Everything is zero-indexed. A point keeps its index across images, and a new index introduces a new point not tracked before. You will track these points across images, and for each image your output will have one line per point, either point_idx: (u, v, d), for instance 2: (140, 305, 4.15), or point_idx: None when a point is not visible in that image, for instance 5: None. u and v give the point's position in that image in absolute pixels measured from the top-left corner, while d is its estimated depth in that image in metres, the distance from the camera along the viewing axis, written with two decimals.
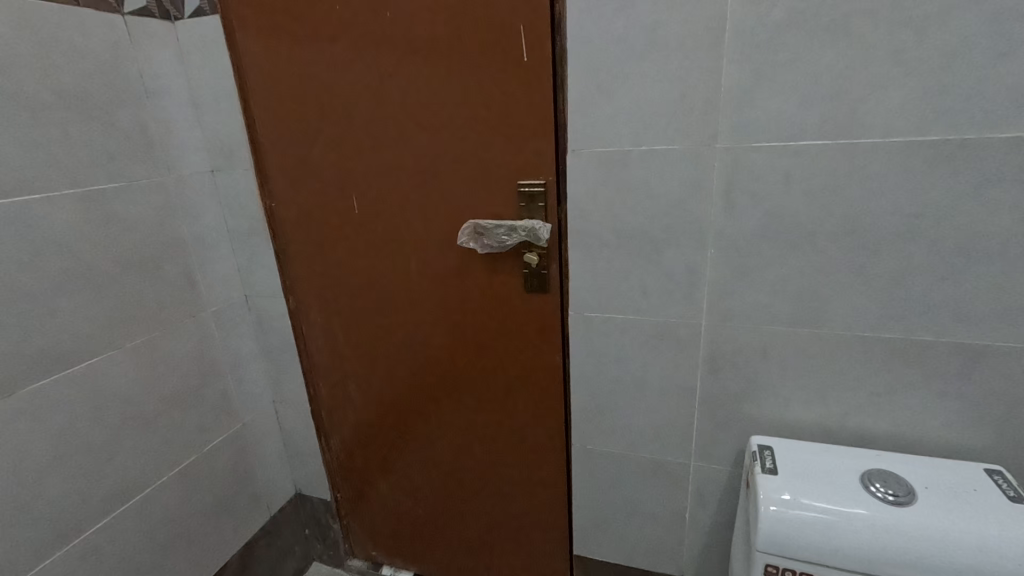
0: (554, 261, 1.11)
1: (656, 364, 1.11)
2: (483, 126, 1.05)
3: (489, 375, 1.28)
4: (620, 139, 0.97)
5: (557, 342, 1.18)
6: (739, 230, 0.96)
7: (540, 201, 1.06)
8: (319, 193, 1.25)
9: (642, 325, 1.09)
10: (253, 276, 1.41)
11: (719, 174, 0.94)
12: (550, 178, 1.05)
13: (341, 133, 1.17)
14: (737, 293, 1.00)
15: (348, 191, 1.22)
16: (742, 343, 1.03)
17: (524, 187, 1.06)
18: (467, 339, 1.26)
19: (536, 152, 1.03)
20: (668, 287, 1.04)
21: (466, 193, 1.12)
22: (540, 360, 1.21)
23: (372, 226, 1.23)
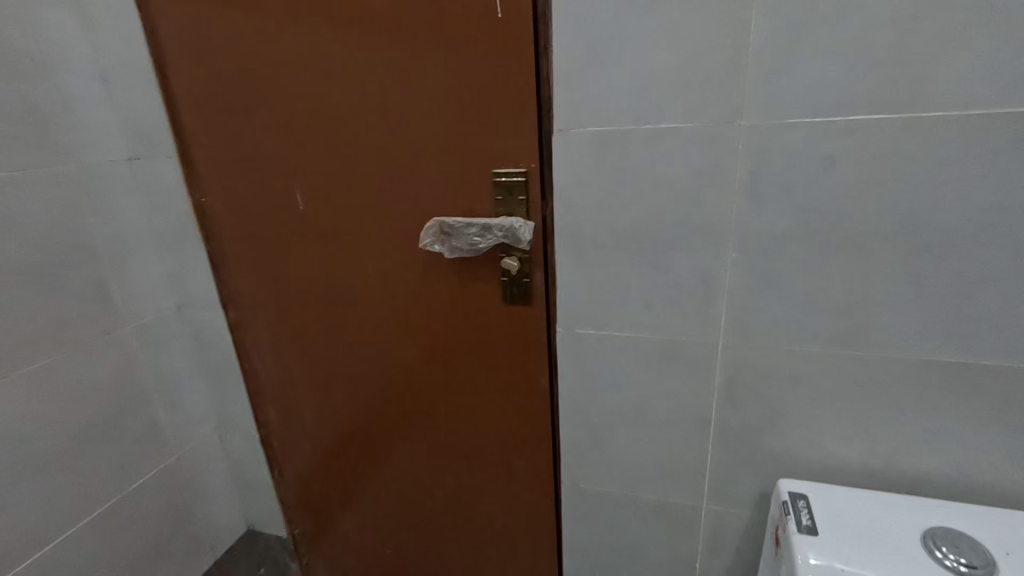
0: (539, 268, 0.91)
1: (662, 391, 0.92)
2: (448, 103, 0.85)
3: (463, 400, 1.09)
4: (620, 117, 0.78)
5: (542, 362, 0.98)
6: (766, 231, 0.77)
7: (519, 195, 0.87)
8: (253, 188, 1.05)
9: (645, 346, 0.89)
10: (186, 284, 1.20)
11: (744, 159, 0.74)
12: (533, 167, 0.85)
13: (275, 114, 0.96)
14: (763, 308, 0.81)
15: (288, 185, 1.02)
16: (766, 367, 0.84)
17: (500, 177, 0.86)
18: (435, 359, 1.07)
19: (514, 133, 0.84)
20: (677, 299, 0.85)
21: (429, 186, 0.92)
22: (523, 382, 1.02)
23: (320, 227, 1.03)
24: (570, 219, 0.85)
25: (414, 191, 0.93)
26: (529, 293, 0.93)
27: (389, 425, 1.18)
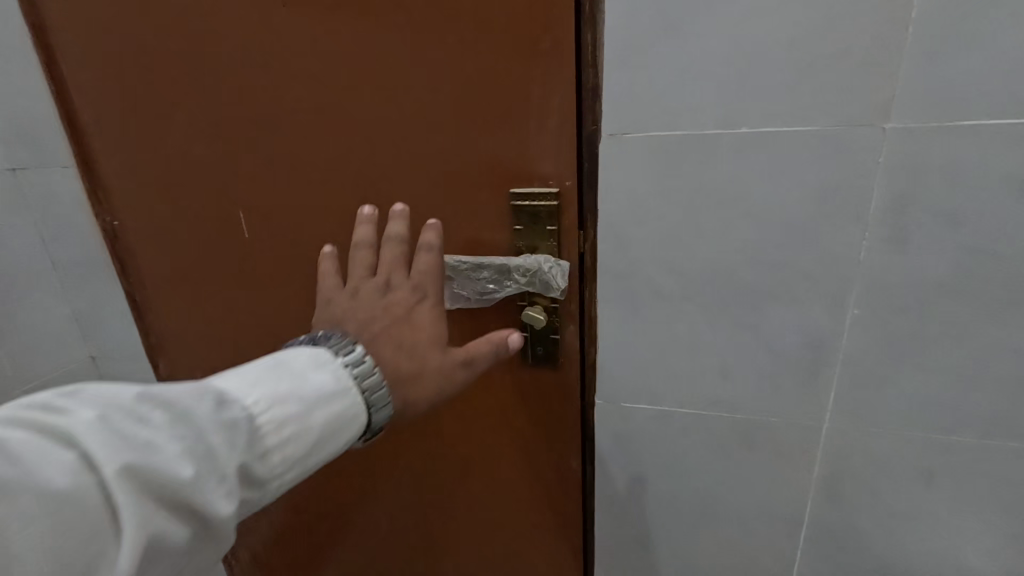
0: (572, 322, 0.67)
1: (737, 484, 0.68)
2: (451, 94, 0.61)
3: (463, 484, 0.84)
4: (704, 115, 0.53)
5: (573, 440, 0.74)
6: (908, 281, 0.54)
7: (548, 224, 0.63)
8: (180, 207, 0.78)
9: (718, 426, 0.66)
10: (101, 329, 0.92)
11: (885, 179, 0.51)
12: (567, 186, 0.61)
13: (205, 107, 0.70)
14: (892, 384, 0.58)
15: (227, 205, 0.75)
16: (888, 460, 0.62)
17: (521, 199, 0.62)
18: (425, 434, 0.81)
19: (544, 136, 0.59)
20: (767, 369, 0.61)
21: (422, 209, 0.67)
22: (546, 462, 0.77)
23: (272, 261, 0.76)
24: (622, 258, 0.61)
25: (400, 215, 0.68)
26: (558, 354, 0.69)
27: (365, 511, 0.91)
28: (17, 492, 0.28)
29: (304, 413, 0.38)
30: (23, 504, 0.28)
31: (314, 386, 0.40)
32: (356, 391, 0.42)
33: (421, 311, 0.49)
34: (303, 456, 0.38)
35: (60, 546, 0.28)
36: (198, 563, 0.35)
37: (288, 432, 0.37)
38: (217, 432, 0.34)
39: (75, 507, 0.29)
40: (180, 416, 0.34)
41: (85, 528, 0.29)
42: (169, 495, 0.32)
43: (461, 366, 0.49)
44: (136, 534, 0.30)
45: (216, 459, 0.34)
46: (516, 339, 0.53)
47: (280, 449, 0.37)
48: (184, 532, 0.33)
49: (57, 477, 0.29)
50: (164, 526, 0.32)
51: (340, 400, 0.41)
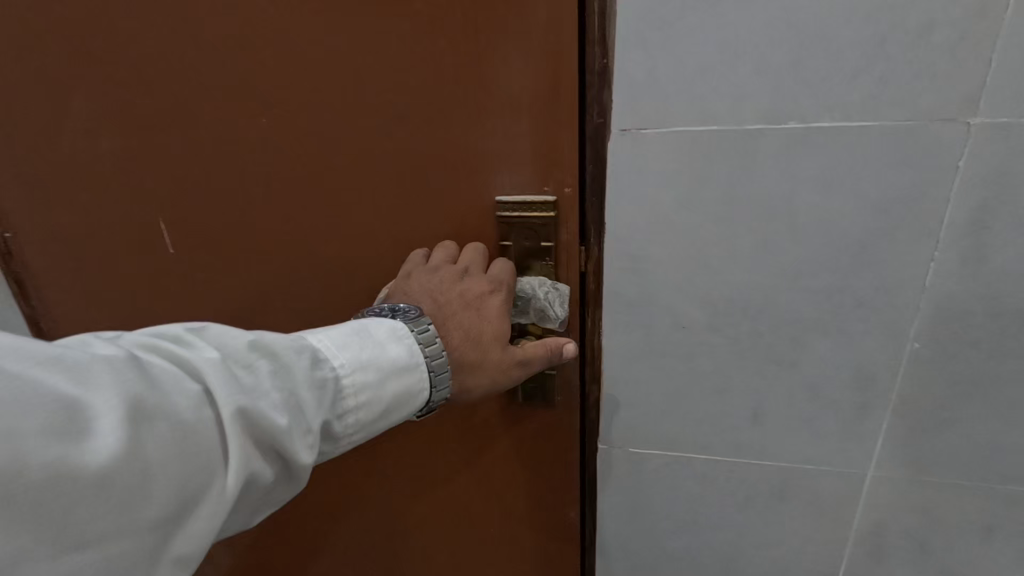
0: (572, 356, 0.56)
1: (763, 539, 0.59)
2: (423, 80, 0.49)
3: (442, 536, 0.73)
4: (744, 107, 0.42)
5: (572, 486, 0.64)
6: (982, 312, 0.44)
7: (542, 240, 0.52)
8: (90, 215, 0.63)
9: (745, 475, 0.56)
10: None
11: (965, 189, 0.41)
12: (567, 193, 0.50)
13: (113, 92, 0.56)
14: (953, 430, 0.49)
15: (147, 213, 0.61)
16: (941, 513, 0.53)
17: (511, 210, 0.52)
18: (396, 483, 0.69)
19: (541, 131, 0.48)
20: (805, 410, 0.52)
21: (388, 219, 0.55)
22: (540, 509, 0.67)
23: (205, 283, 0.63)
24: (636, 282, 0.50)
25: (363, 227, 0.56)
26: (554, 393, 0.59)
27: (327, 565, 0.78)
28: (159, 417, 0.30)
29: (380, 382, 0.41)
30: (161, 426, 0.30)
31: (389, 358, 0.42)
32: (422, 368, 0.43)
33: (490, 299, 0.49)
34: (370, 420, 0.41)
35: (185, 468, 0.31)
36: (273, 501, 0.38)
37: (362, 397, 0.40)
38: (310, 388, 0.37)
39: (198, 435, 0.32)
40: (282, 367, 0.36)
41: (202, 454, 0.31)
42: (267, 436, 0.34)
43: (518, 366, 0.47)
44: (240, 466, 0.32)
45: (304, 414, 0.36)
46: (571, 349, 0.50)
47: (352, 411, 0.40)
48: (271, 473, 0.35)
49: (185, 407, 0.32)
50: (259, 466, 0.34)
51: (410, 373, 0.42)
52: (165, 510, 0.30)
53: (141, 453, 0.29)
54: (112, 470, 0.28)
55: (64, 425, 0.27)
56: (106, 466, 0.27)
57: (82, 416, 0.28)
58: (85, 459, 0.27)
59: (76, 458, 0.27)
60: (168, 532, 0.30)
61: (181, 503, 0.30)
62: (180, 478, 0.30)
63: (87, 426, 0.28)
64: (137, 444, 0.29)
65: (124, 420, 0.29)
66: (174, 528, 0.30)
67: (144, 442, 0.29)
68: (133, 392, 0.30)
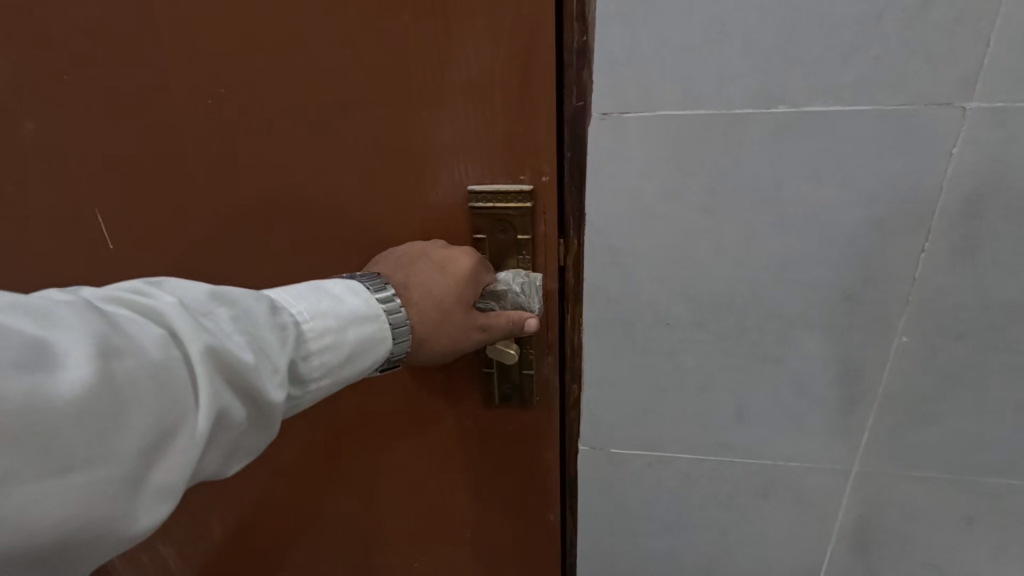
0: (551, 354, 0.54)
1: (747, 537, 0.57)
2: (386, 58, 0.45)
3: (416, 542, 0.69)
4: (731, 89, 0.40)
5: (551, 489, 0.62)
6: (970, 304, 0.43)
7: (519, 233, 0.49)
8: (17, 208, 0.56)
9: (729, 474, 0.54)
10: None
11: (960, 177, 0.39)
12: (544, 181, 0.47)
13: (40, 69, 0.50)
14: (938, 423, 0.48)
15: (82, 205, 0.55)
16: (924, 505, 0.52)
17: (485, 199, 0.48)
18: (367, 488, 0.66)
19: (516, 113, 0.45)
20: (790, 407, 0.50)
21: (351, 210, 0.51)
22: (518, 513, 0.64)
23: (148, 282, 0.57)
24: (616, 276, 0.47)
25: (324, 218, 0.52)
26: (532, 393, 0.56)
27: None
28: (129, 354, 0.29)
29: (340, 327, 0.40)
30: (131, 362, 0.29)
31: (350, 307, 0.41)
32: (384, 320, 0.43)
33: (459, 260, 0.47)
34: (336, 365, 0.40)
35: (160, 401, 0.30)
36: (247, 443, 0.37)
37: (324, 341, 0.40)
38: (272, 331, 0.36)
39: (169, 372, 0.31)
40: (242, 313, 0.35)
41: (173, 391, 0.31)
42: (236, 373, 0.33)
43: (476, 331, 0.47)
44: (211, 400, 0.32)
45: (268, 354, 0.35)
46: (534, 324, 0.48)
47: (316, 354, 0.39)
48: (242, 412, 0.34)
49: (152, 345, 0.30)
50: (229, 402, 0.33)
51: (373, 322, 0.42)
52: (146, 440, 0.29)
53: (114, 386, 0.28)
54: (88, 398, 0.27)
55: (34, 357, 0.26)
56: (81, 396, 0.27)
57: (51, 353, 0.27)
58: (60, 389, 0.26)
59: (51, 388, 0.26)
60: (148, 462, 0.30)
61: (158, 435, 0.30)
62: (157, 411, 0.30)
63: (58, 359, 0.27)
64: (110, 376, 0.28)
65: (94, 353, 0.28)
66: (152, 459, 0.30)
67: (118, 376, 0.28)
68: (99, 331, 0.29)
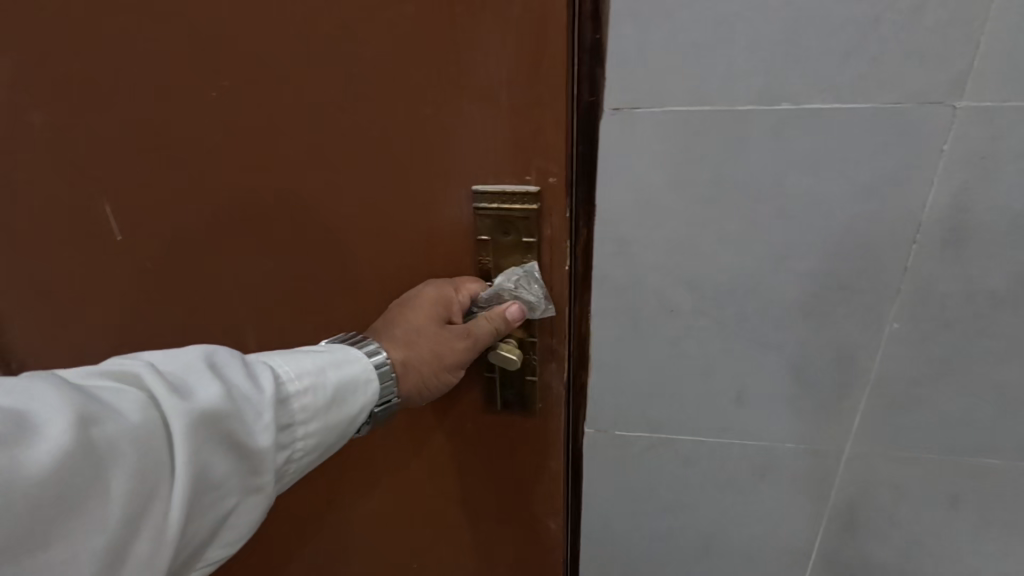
0: (554, 359, 0.56)
1: (743, 517, 0.60)
2: (397, 58, 0.46)
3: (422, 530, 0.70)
4: (736, 86, 0.42)
5: (557, 478, 0.62)
6: (960, 292, 0.46)
7: (524, 235, 0.50)
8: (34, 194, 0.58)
9: (727, 456, 0.57)
10: None
11: (949, 172, 0.42)
12: (551, 183, 0.48)
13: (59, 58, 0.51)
14: (927, 406, 0.51)
15: (97, 194, 0.57)
16: (913, 486, 0.55)
17: (492, 200, 0.49)
18: (373, 479, 0.67)
19: (524, 117, 0.46)
20: (787, 390, 0.53)
21: (360, 207, 0.52)
22: (524, 502, 0.65)
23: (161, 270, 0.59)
24: (623, 266, 0.50)
25: (333, 216, 0.53)
26: (535, 400, 0.58)
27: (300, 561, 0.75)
28: (109, 420, 0.33)
29: (318, 369, 0.45)
30: (112, 427, 0.33)
31: (325, 355, 0.46)
32: (365, 362, 0.48)
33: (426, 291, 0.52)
34: (320, 408, 0.44)
35: (143, 462, 0.33)
36: (239, 504, 0.40)
37: (304, 386, 0.43)
38: (246, 381, 0.40)
39: (150, 433, 0.34)
40: (216, 371, 0.39)
41: (155, 452, 0.34)
42: (219, 426, 0.37)
43: (456, 342, 0.51)
44: (190, 456, 0.35)
45: (248, 403, 0.39)
46: (516, 309, 0.51)
47: (299, 399, 0.43)
48: (226, 467, 0.38)
49: (131, 410, 0.34)
50: (211, 459, 0.37)
51: (353, 364, 0.47)
52: (126, 502, 0.32)
53: (94, 451, 0.32)
54: (66, 465, 0.30)
55: (15, 432, 0.30)
56: (58, 463, 0.30)
57: (31, 428, 0.31)
58: (36, 459, 0.30)
59: (27, 463, 0.29)
60: (133, 526, 0.33)
61: (139, 497, 0.33)
62: (138, 472, 0.33)
63: (36, 431, 0.30)
64: (90, 442, 0.32)
65: (71, 422, 0.31)
66: (136, 523, 0.33)
67: (98, 442, 0.32)
68: (77, 402, 0.32)
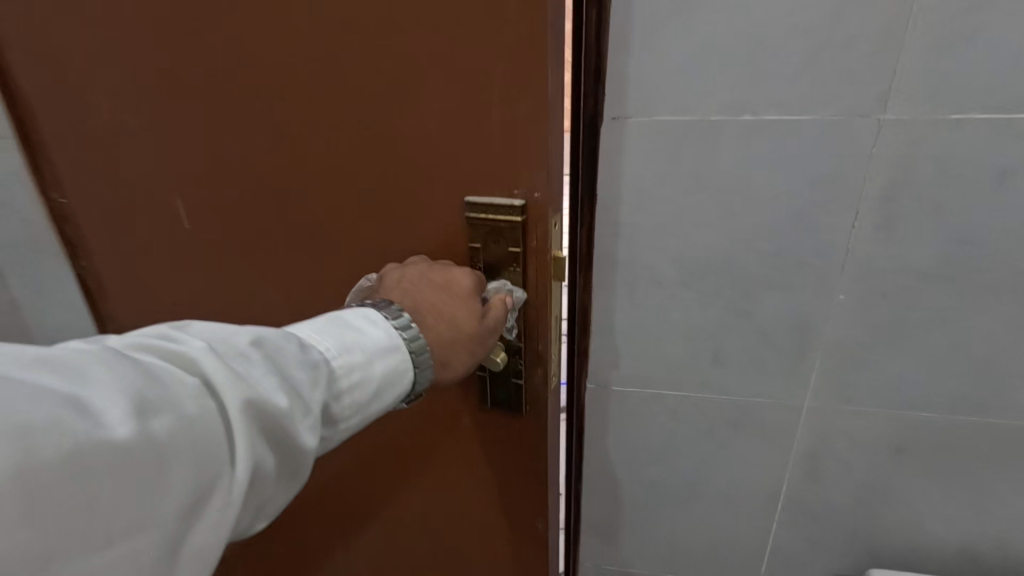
0: (539, 366, 0.63)
1: (720, 463, 0.71)
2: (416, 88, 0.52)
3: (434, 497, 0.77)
4: (707, 102, 0.53)
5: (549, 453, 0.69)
6: (895, 269, 0.56)
7: (510, 244, 0.56)
8: (125, 191, 0.70)
9: (706, 409, 0.68)
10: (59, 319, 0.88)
11: (878, 170, 0.52)
12: (535, 198, 0.54)
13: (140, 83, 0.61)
14: (873, 367, 0.61)
15: (168, 194, 0.67)
16: (863, 438, 0.65)
17: (482, 211, 0.55)
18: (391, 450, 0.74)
19: (520, 142, 0.52)
20: (757, 353, 0.63)
21: (381, 210, 0.58)
22: (523, 473, 0.71)
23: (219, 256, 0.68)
24: (619, 245, 0.61)
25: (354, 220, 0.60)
26: (521, 402, 0.64)
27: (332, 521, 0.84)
28: (166, 409, 0.33)
29: (366, 361, 0.45)
30: (167, 417, 0.33)
31: (373, 338, 0.46)
32: (404, 350, 0.47)
33: (460, 278, 0.53)
34: (363, 401, 0.45)
35: (200, 453, 0.34)
36: (280, 492, 0.40)
37: (354, 376, 0.44)
38: (302, 369, 0.40)
39: (206, 423, 0.34)
40: (271, 358, 0.38)
41: (212, 442, 0.34)
42: (269, 422, 0.37)
43: (490, 334, 0.53)
44: (246, 449, 0.35)
45: (301, 396, 0.39)
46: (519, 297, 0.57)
47: (347, 391, 0.44)
48: (274, 459, 0.38)
49: (187, 399, 0.34)
50: (263, 452, 0.37)
51: (395, 355, 0.46)
52: (186, 489, 0.33)
53: (154, 439, 0.32)
54: (128, 452, 0.30)
55: (77, 416, 0.30)
56: (123, 450, 0.30)
57: (88, 411, 0.30)
58: (101, 443, 0.30)
59: (90, 449, 0.29)
60: (190, 514, 0.33)
61: (199, 487, 0.33)
62: (196, 463, 0.33)
63: (95, 416, 0.30)
64: (148, 433, 0.31)
65: (130, 411, 0.31)
66: (193, 510, 0.33)
67: (156, 430, 0.32)
68: (136, 388, 0.32)
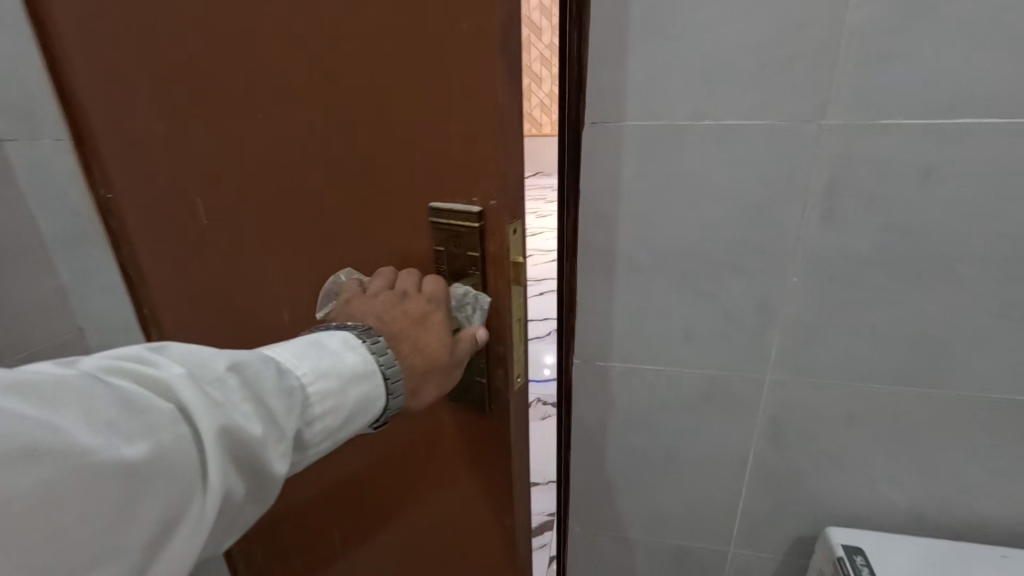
0: (501, 366, 0.64)
1: (694, 432, 0.79)
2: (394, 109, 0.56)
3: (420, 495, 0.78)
4: (673, 109, 0.61)
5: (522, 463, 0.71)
6: (840, 255, 0.64)
7: (469, 248, 0.58)
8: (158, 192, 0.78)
9: (681, 382, 0.76)
10: (104, 300, 0.99)
11: (822, 168, 0.61)
12: (491, 205, 0.56)
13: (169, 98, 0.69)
14: (826, 342, 0.69)
15: (190, 195, 0.75)
16: (821, 407, 0.73)
17: (443, 215, 0.58)
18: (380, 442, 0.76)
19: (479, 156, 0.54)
20: (723, 330, 0.71)
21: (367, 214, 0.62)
22: (497, 482, 0.71)
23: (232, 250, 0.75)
24: (599, 234, 0.70)
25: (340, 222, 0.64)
26: (487, 399, 0.66)
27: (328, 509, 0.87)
28: (137, 437, 0.34)
29: (341, 388, 0.48)
30: (138, 448, 0.34)
31: (348, 364, 0.49)
32: (376, 377, 0.51)
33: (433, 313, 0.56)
34: (335, 425, 0.48)
35: (165, 486, 0.35)
36: (246, 515, 0.43)
37: (327, 403, 0.47)
38: (278, 397, 0.43)
39: (172, 456, 0.36)
40: (249, 385, 0.41)
41: (180, 473, 0.36)
42: (242, 449, 0.40)
43: (456, 369, 0.57)
44: (217, 479, 0.37)
45: (278, 422, 0.42)
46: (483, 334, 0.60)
47: (320, 417, 0.47)
48: (244, 487, 0.41)
49: (144, 436, 0.34)
50: (232, 482, 0.40)
51: (369, 382, 0.50)
52: (155, 520, 0.35)
53: (126, 470, 0.33)
54: (102, 481, 0.32)
55: (40, 451, 0.30)
56: (99, 476, 0.32)
57: (61, 440, 0.31)
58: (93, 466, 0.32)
59: (63, 481, 0.31)
60: (159, 540, 0.35)
61: (161, 521, 0.35)
62: (161, 498, 0.35)
63: (68, 444, 0.31)
64: (122, 462, 0.33)
65: (96, 443, 0.32)
66: (156, 543, 0.35)
67: (127, 457, 0.33)
68: (103, 421, 0.33)
